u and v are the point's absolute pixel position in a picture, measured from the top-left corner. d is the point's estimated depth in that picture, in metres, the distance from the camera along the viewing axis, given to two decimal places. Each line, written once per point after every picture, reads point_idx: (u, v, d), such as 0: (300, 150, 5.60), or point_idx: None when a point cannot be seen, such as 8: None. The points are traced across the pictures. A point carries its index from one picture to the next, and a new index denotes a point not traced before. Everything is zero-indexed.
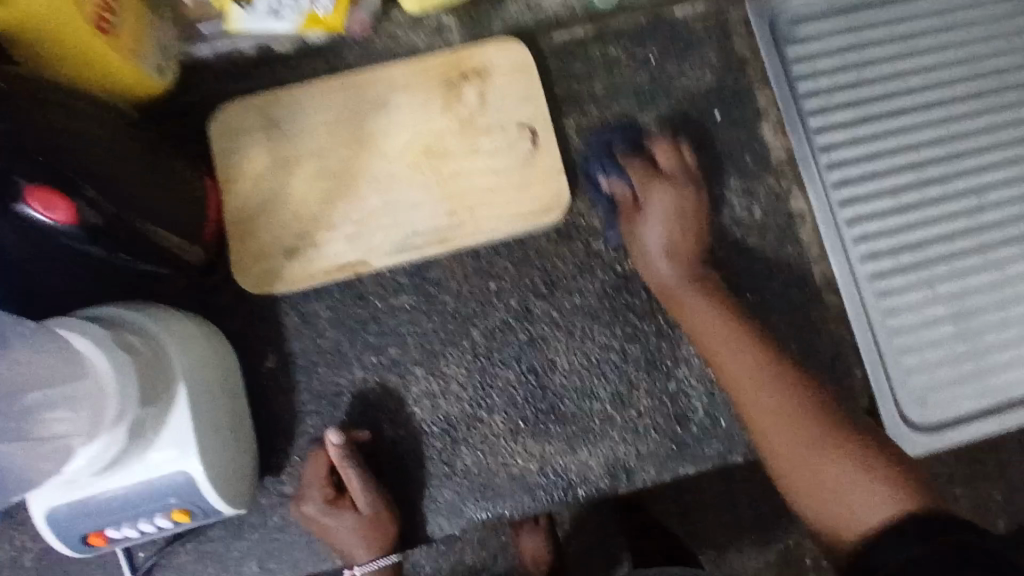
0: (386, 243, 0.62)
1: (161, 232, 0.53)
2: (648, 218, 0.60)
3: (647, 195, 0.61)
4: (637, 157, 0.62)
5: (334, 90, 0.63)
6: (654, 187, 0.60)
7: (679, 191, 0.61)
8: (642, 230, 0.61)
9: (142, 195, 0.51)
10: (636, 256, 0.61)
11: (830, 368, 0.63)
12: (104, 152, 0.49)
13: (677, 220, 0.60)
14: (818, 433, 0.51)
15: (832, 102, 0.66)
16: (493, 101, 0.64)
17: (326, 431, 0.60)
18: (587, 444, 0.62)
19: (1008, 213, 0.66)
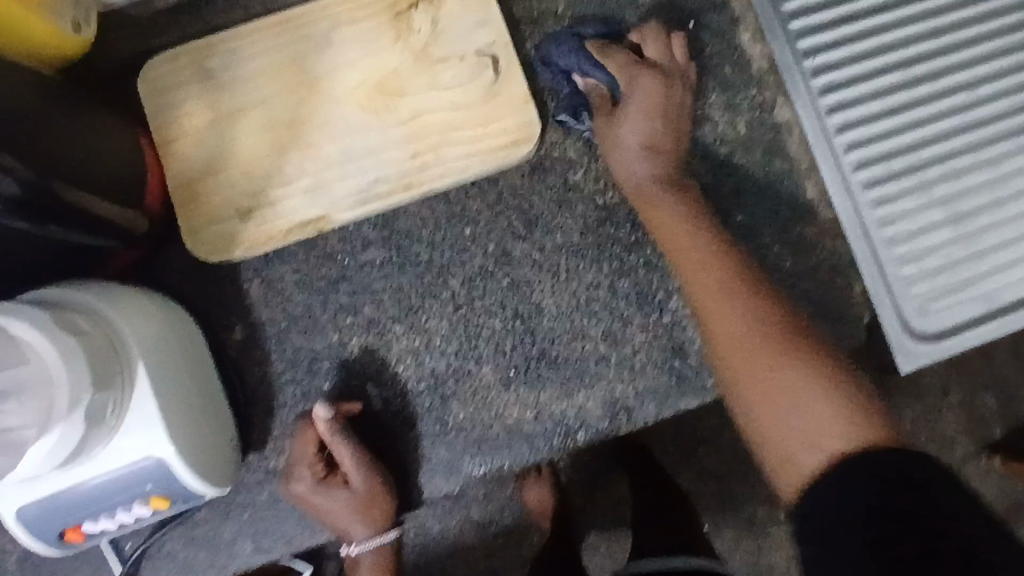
0: (348, 194, 0.57)
1: (97, 201, 0.48)
2: (628, 107, 0.57)
3: (627, 84, 0.57)
4: (622, 48, 0.58)
5: (272, 30, 0.57)
6: (639, 88, 0.56)
7: (664, 82, 0.57)
8: (618, 120, 0.57)
9: (61, 161, 0.45)
10: (610, 150, 0.57)
11: (824, 281, 0.62)
12: (10, 114, 0.43)
13: (661, 117, 0.57)
14: (783, 356, 0.49)
15: (811, 5, 0.64)
16: (448, 27, 0.58)
17: (314, 405, 0.56)
18: (583, 387, 0.59)
19: (995, 105, 0.65)
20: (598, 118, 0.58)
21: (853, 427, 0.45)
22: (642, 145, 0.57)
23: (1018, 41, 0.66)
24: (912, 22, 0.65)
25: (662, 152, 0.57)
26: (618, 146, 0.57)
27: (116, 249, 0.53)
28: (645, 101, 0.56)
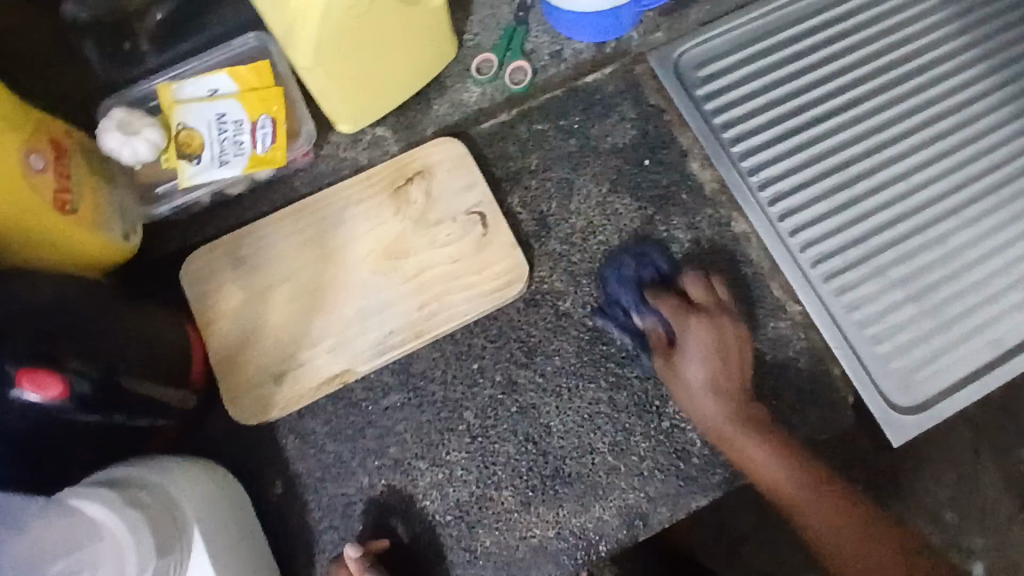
0: (366, 348, 0.65)
1: (153, 386, 0.56)
2: (686, 362, 0.62)
3: (683, 354, 0.62)
4: (667, 295, 0.65)
5: (290, 217, 0.67)
6: (689, 335, 0.62)
7: (724, 338, 0.62)
8: (681, 369, 0.62)
9: (123, 357, 0.53)
10: (669, 373, 0.62)
11: (806, 371, 0.67)
12: (79, 324, 0.51)
13: (721, 361, 0.61)
14: (824, 494, 0.58)
15: (749, 129, 0.74)
16: (439, 195, 0.68)
17: (346, 546, 0.61)
18: (599, 499, 0.63)
19: (929, 191, 0.73)
20: (659, 350, 0.64)
21: (884, 549, 0.55)
22: (709, 389, 0.61)
23: (933, 136, 0.75)
24: (839, 131, 0.74)
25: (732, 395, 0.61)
26: (680, 385, 0.62)
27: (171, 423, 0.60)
28: (671, 313, 0.63)
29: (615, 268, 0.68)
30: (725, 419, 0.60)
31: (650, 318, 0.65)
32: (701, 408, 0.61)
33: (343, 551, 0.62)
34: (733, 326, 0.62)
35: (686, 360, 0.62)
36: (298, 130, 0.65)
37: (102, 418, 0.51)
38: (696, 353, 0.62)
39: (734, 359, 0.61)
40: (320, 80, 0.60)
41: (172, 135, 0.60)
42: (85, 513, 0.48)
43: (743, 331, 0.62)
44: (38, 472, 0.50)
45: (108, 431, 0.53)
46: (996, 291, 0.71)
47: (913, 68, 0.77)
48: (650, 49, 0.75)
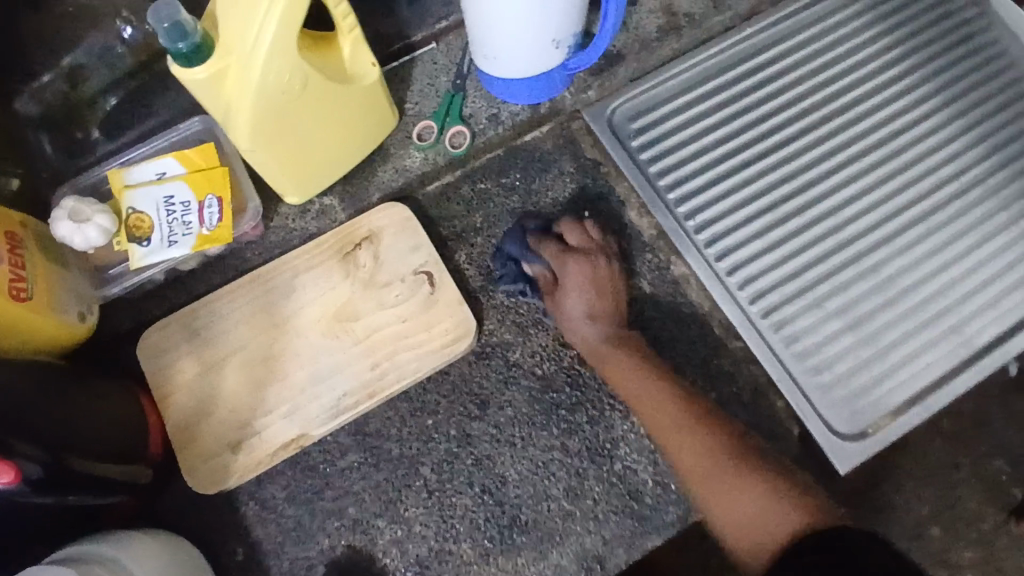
0: (321, 411, 0.66)
1: (109, 463, 0.57)
2: (567, 292, 0.68)
3: (566, 277, 0.68)
4: (550, 236, 0.71)
5: (244, 288, 0.69)
6: (571, 272, 0.69)
7: (599, 276, 0.69)
8: (563, 301, 0.68)
9: (77, 438, 0.55)
10: (564, 325, 0.68)
11: (747, 403, 0.71)
12: (32, 408, 0.53)
13: (596, 291, 0.68)
14: (727, 462, 0.59)
15: (683, 175, 0.77)
16: (387, 258, 0.71)
17: None
18: (556, 545, 0.64)
19: (860, 223, 0.77)
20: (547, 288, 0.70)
21: (790, 512, 0.54)
22: (587, 313, 0.68)
23: (860, 170, 0.78)
24: (770, 171, 0.78)
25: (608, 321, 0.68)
26: (568, 323, 0.68)
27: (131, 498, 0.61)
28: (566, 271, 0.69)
29: (521, 227, 0.72)
30: (637, 398, 0.65)
31: (536, 265, 0.70)
32: (595, 368, 0.67)
33: None
34: (607, 267, 0.70)
35: (572, 310, 0.68)
36: (245, 207, 0.67)
37: (57, 499, 0.52)
38: (583, 312, 0.67)
39: (626, 336, 0.68)
40: (270, 162, 0.64)
41: (122, 220, 0.63)
42: None
43: (615, 271, 0.70)
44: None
45: (67, 510, 0.55)
46: (934, 314, 0.73)
47: (837, 107, 0.81)
48: (584, 106, 0.79)
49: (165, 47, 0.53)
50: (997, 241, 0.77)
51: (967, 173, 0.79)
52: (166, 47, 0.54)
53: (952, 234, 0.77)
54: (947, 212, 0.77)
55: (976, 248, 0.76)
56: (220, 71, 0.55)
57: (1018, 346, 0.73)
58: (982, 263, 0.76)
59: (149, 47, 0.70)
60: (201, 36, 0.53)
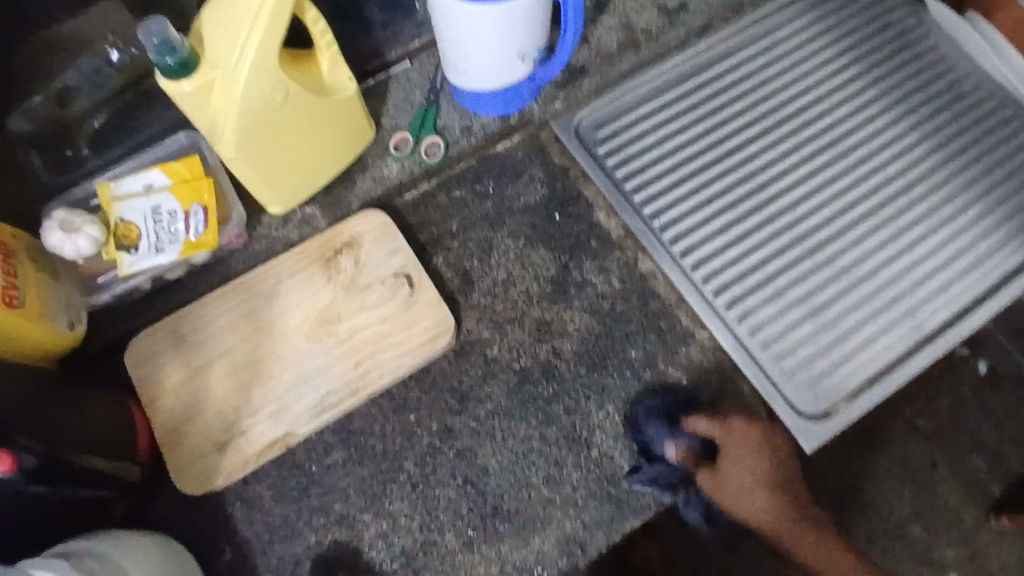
0: (305, 410, 0.68)
1: (99, 459, 0.59)
2: (727, 459, 0.65)
3: (728, 451, 0.65)
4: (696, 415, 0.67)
5: (229, 295, 0.72)
6: (733, 447, 0.65)
7: (771, 465, 0.65)
8: (728, 474, 0.65)
9: (70, 434, 0.56)
10: (722, 485, 0.65)
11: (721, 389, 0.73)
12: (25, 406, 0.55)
13: (760, 456, 0.65)
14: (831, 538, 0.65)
15: (647, 178, 0.81)
16: (367, 262, 0.73)
17: None
18: (537, 531, 0.66)
19: (815, 218, 0.81)
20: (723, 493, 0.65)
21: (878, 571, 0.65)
22: (753, 484, 0.64)
23: (813, 170, 0.83)
24: (728, 173, 0.82)
25: (770, 486, 0.65)
26: (736, 499, 0.64)
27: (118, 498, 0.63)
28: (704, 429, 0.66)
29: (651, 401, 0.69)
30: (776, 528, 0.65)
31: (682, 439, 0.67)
32: (730, 471, 0.65)
33: None
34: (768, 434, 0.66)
35: (741, 483, 0.64)
36: (229, 216, 0.71)
37: (51, 489, 0.53)
38: (745, 472, 0.65)
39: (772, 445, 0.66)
40: (253, 174, 0.68)
41: (111, 230, 0.66)
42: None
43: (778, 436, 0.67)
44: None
45: (59, 506, 0.56)
46: (890, 300, 0.77)
47: (788, 113, 0.86)
48: (552, 116, 0.83)
49: (153, 62, 0.57)
50: (944, 231, 0.81)
51: (912, 169, 0.84)
52: (154, 62, 0.58)
53: (902, 226, 0.81)
54: (896, 206, 0.82)
55: (925, 237, 0.81)
56: (205, 85, 0.59)
57: (968, 327, 0.77)
58: (932, 252, 0.80)
59: (134, 68, 0.73)
60: (188, 52, 0.57)
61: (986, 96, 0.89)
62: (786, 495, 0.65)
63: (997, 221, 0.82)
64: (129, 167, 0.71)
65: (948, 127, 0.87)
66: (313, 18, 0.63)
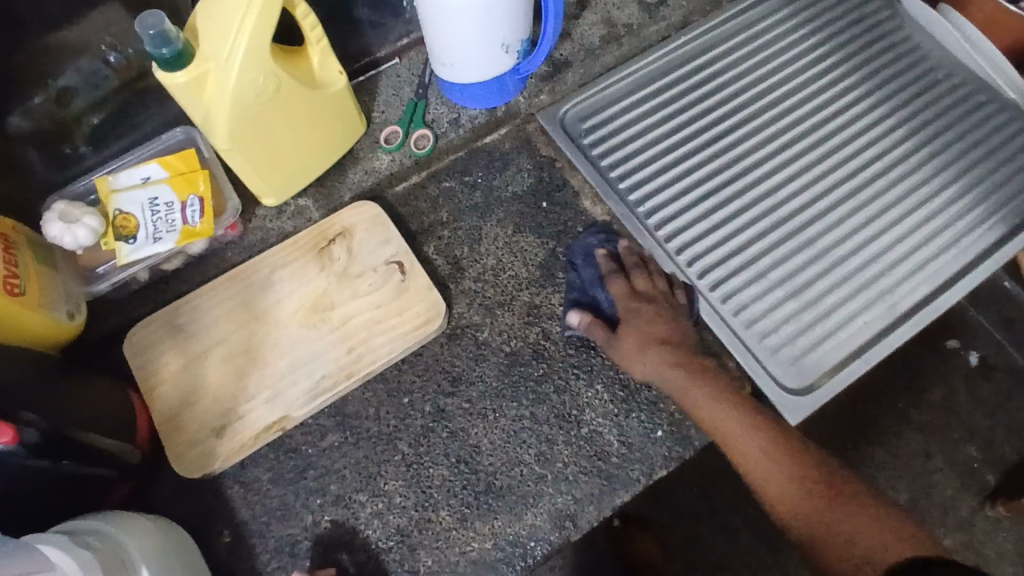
0: (300, 394, 0.70)
1: (101, 437, 0.61)
2: (625, 328, 0.71)
3: (630, 318, 0.71)
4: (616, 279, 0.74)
5: (225, 285, 0.74)
6: (637, 316, 0.71)
7: (668, 337, 0.70)
8: (622, 338, 0.70)
9: (72, 411, 0.59)
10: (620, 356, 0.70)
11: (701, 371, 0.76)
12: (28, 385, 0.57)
13: (654, 328, 0.70)
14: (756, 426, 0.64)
15: (631, 166, 0.83)
16: (359, 251, 0.75)
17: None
18: (529, 507, 0.67)
19: (796, 201, 0.83)
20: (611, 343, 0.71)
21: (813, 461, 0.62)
22: (644, 349, 0.69)
23: (793, 155, 0.85)
24: (711, 159, 0.84)
25: (670, 356, 0.68)
26: (627, 359, 0.69)
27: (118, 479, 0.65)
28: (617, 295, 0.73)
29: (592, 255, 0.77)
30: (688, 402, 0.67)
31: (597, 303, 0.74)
32: (631, 342, 0.70)
33: None
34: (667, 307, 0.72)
35: (636, 345, 0.69)
36: (224, 207, 0.73)
37: (52, 463, 0.56)
38: (645, 337, 0.70)
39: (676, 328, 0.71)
40: (248, 165, 0.70)
41: (109, 221, 0.69)
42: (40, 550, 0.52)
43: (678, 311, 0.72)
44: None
45: (63, 482, 0.58)
46: (869, 278, 0.79)
47: (767, 101, 0.89)
48: (538, 110, 0.85)
49: (149, 54, 0.59)
50: (921, 211, 0.84)
51: (890, 153, 0.87)
52: (150, 54, 0.60)
53: (881, 207, 0.83)
54: (875, 188, 0.84)
55: (904, 217, 0.83)
56: (200, 75, 0.62)
57: (946, 302, 0.79)
58: (909, 232, 0.82)
59: (132, 68, 0.76)
60: (182, 44, 0.60)
61: (959, 83, 0.92)
62: (697, 376, 0.67)
63: (972, 200, 0.85)
64: (130, 161, 0.75)
65: (923, 113, 0.90)
66: (302, 12, 0.65)
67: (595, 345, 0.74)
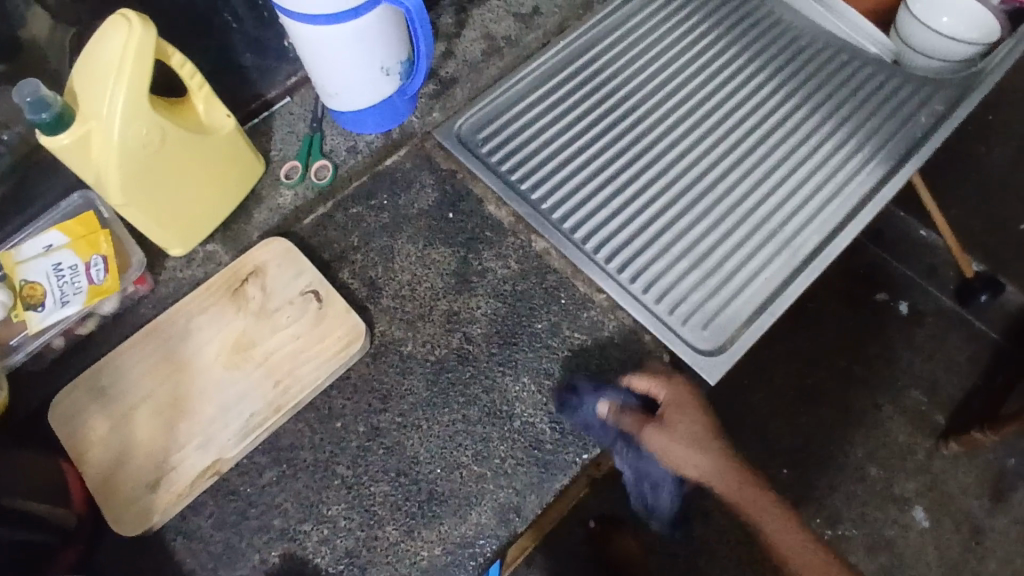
0: (230, 435, 0.70)
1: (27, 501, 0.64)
2: (671, 413, 0.70)
3: (678, 412, 0.70)
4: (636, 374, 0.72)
5: (142, 341, 0.74)
6: (675, 404, 0.70)
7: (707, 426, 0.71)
8: (669, 424, 0.70)
9: None
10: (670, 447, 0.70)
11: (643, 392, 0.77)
12: None
13: (698, 412, 0.71)
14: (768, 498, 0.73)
15: (529, 168, 0.87)
16: (274, 287, 0.76)
17: None
18: (474, 506, 0.69)
19: (687, 178, 0.87)
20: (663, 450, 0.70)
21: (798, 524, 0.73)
22: (693, 436, 0.70)
23: (679, 135, 0.90)
24: (604, 151, 0.88)
25: (709, 439, 0.71)
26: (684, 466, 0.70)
27: (57, 543, 0.65)
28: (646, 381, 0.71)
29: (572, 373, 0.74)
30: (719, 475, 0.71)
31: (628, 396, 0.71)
32: (678, 426, 0.70)
33: None
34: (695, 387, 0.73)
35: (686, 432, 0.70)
36: (129, 262, 0.74)
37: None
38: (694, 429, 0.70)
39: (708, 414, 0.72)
40: (148, 217, 0.71)
41: (16, 292, 0.70)
42: None
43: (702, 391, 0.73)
44: None
45: None
46: (764, 237, 0.84)
47: (649, 89, 0.94)
48: (433, 128, 0.88)
49: (29, 121, 0.60)
50: (803, 168, 0.89)
51: (769, 120, 0.93)
52: (31, 121, 0.61)
53: (766, 170, 0.89)
54: (757, 154, 0.90)
55: (787, 176, 0.88)
56: (83, 136, 0.63)
57: (837, 247, 0.84)
58: (794, 189, 0.87)
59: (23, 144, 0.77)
60: (61, 107, 0.61)
61: (821, 46, 1.00)
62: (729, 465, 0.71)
63: (849, 151, 0.91)
64: (35, 230, 0.75)
65: (794, 79, 0.97)
66: (177, 61, 0.68)
67: (518, 341, 0.76)
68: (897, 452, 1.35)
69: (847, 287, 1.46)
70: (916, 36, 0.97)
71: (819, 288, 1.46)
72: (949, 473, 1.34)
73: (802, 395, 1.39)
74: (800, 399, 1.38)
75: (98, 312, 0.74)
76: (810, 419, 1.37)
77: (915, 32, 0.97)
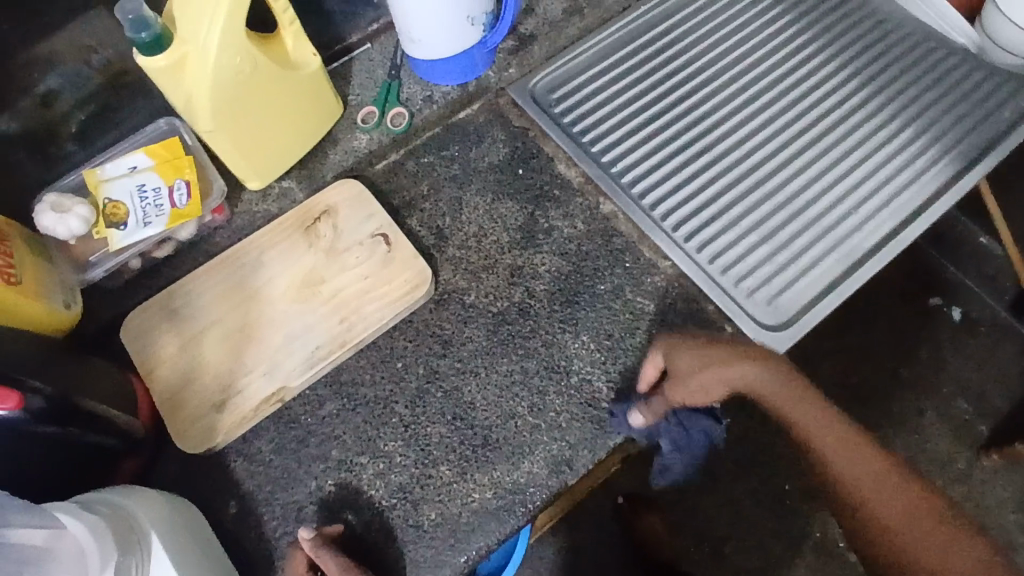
0: (295, 365, 0.72)
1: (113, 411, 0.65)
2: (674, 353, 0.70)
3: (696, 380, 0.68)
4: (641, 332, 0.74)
5: (214, 268, 0.76)
6: (673, 344, 0.70)
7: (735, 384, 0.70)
8: (674, 359, 0.69)
9: (78, 372, 0.64)
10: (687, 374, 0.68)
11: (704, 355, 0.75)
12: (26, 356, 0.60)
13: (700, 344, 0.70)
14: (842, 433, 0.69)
15: (602, 131, 0.86)
16: (344, 227, 0.78)
17: (300, 531, 0.66)
18: (526, 455, 0.69)
19: (761, 153, 0.86)
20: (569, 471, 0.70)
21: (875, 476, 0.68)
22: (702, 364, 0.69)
23: (757, 110, 0.89)
24: (679, 119, 0.87)
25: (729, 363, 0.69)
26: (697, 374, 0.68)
27: (125, 452, 0.67)
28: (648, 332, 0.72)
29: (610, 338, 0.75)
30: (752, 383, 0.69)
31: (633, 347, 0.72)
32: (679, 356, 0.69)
33: (298, 537, 0.67)
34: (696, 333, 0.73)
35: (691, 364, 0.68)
36: (210, 190, 0.76)
37: (60, 430, 0.59)
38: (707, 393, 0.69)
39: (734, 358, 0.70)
40: (230, 147, 0.72)
41: (100, 211, 0.72)
42: (58, 522, 0.55)
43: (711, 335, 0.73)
44: (20, 477, 0.59)
45: (73, 450, 0.61)
46: (836, 218, 0.82)
47: (728, 61, 0.92)
48: (508, 84, 0.88)
49: (129, 39, 0.62)
50: (881, 153, 0.87)
51: (847, 102, 0.91)
52: (131, 41, 0.63)
53: (842, 152, 0.87)
54: (834, 135, 0.88)
55: (863, 160, 0.86)
56: (180, 59, 0.64)
57: (910, 235, 0.82)
58: (870, 174, 0.86)
59: (113, 68, 0.78)
60: (161, 29, 0.63)
61: (907, 32, 0.97)
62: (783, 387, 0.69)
63: (928, 139, 0.89)
64: (118, 152, 0.77)
65: (879, 62, 0.94)
66: None
67: (579, 302, 0.76)
68: (939, 457, 1.33)
69: (903, 288, 1.43)
70: (997, 30, 0.91)
71: (873, 287, 1.43)
72: (991, 484, 1.31)
73: (845, 392, 1.37)
74: (843, 397, 1.36)
75: (174, 237, 0.76)
76: (852, 417, 1.35)
77: (996, 24, 0.91)
